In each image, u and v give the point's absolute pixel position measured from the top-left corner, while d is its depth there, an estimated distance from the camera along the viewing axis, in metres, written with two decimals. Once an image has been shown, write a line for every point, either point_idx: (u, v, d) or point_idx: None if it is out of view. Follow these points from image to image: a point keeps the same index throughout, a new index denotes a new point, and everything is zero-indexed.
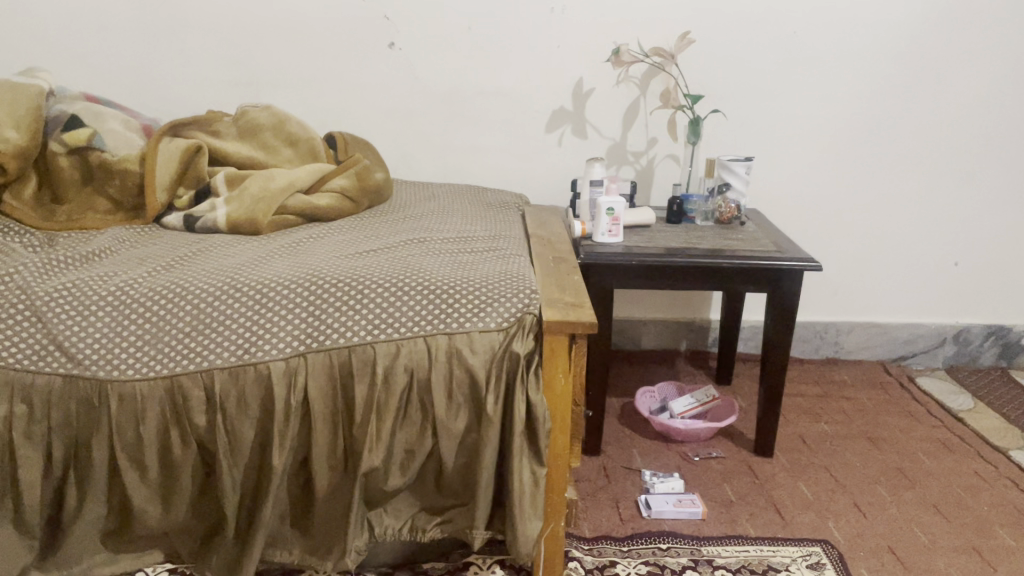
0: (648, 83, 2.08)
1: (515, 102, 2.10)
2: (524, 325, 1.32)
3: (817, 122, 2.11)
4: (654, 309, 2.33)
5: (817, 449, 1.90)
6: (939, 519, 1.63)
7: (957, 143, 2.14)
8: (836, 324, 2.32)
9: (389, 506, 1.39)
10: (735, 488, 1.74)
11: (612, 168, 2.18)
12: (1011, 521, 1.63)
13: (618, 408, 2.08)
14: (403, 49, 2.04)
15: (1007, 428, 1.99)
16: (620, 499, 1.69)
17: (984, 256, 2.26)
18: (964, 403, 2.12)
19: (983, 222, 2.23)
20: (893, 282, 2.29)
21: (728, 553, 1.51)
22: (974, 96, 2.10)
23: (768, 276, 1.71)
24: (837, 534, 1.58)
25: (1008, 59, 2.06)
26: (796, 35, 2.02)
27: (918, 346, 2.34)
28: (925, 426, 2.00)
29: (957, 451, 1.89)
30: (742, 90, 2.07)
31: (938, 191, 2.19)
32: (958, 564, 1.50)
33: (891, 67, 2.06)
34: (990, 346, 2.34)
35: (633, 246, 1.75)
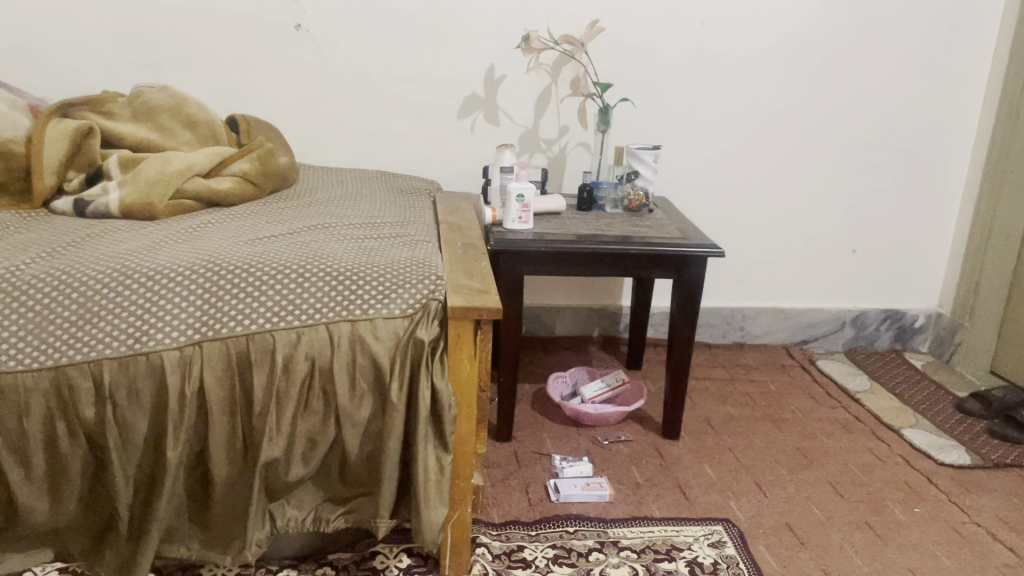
0: (559, 71, 2.09)
1: (426, 88, 2.08)
2: (428, 311, 1.31)
3: (725, 112, 2.16)
4: (567, 296, 2.35)
5: (722, 431, 1.95)
6: (835, 496, 1.70)
7: (857, 134, 2.23)
8: (743, 309, 2.38)
9: (292, 497, 1.36)
10: (643, 471, 1.77)
11: (525, 155, 2.17)
12: (903, 497, 1.70)
13: (530, 394, 2.09)
14: (310, 31, 1.99)
15: (900, 408, 2.08)
16: (530, 484, 1.70)
17: (879, 244, 2.36)
18: (861, 383, 2.21)
19: (879, 211, 2.32)
20: (796, 269, 2.36)
21: (633, 534, 1.54)
22: (873, 90, 2.19)
23: (672, 263, 1.75)
24: (738, 513, 1.63)
25: (903, 55, 2.16)
26: (704, 26, 2.07)
27: (820, 330, 2.42)
28: (825, 407, 2.08)
29: (854, 430, 1.97)
30: (651, 80, 2.10)
31: (839, 180, 2.27)
32: (852, 539, 1.55)
33: (796, 60, 2.13)
34: (886, 330, 2.44)
35: (543, 233, 1.76)
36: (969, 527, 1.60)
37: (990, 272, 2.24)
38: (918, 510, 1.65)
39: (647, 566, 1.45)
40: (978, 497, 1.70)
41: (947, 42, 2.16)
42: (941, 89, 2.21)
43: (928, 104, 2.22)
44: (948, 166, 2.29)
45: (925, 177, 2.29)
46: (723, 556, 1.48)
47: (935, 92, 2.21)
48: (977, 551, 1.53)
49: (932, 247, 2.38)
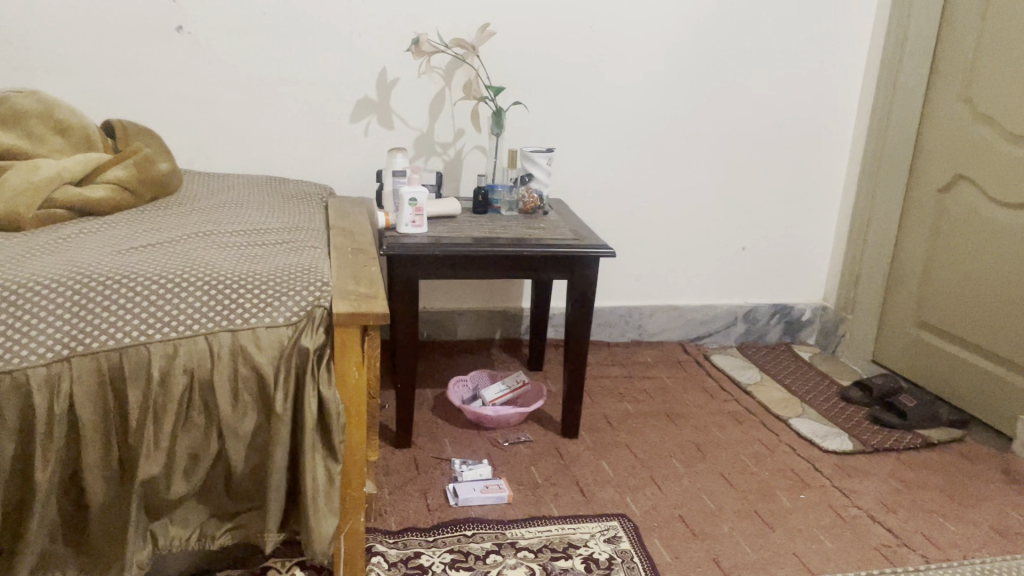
0: (451, 75, 2.09)
1: (317, 91, 2.04)
2: (313, 318, 1.28)
3: (617, 115, 2.20)
4: (467, 299, 2.34)
5: (620, 428, 1.98)
6: (726, 486, 1.75)
7: (743, 135, 2.30)
8: (640, 307, 2.42)
9: (175, 515, 1.31)
10: (542, 471, 1.78)
11: (420, 159, 2.16)
12: (790, 485, 1.76)
13: (431, 399, 2.07)
14: (193, 34, 1.94)
15: (788, 399, 2.16)
16: (429, 489, 1.69)
17: (767, 241, 2.45)
18: (752, 376, 2.28)
19: (766, 209, 2.41)
20: (690, 267, 2.42)
21: (530, 534, 1.55)
22: (757, 93, 2.27)
23: (566, 263, 1.77)
24: (633, 508, 1.66)
25: (783, 59, 2.25)
26: (594, 30, 2.11)
27: (714, 325, 2.49)
28: (717, 400, 2.15)
29: (744, 422, 2.04)
30: (543, 84, 2.12)
31: (728, 180, 2.34)
32: (741, 528, 1.60)
33: (684, 64, 2.19)
34: (776, 324, 2.53)
35: (436, 237, 1.76)
36: (851, 510, 1.67)
37: (868, 266, 2.35)
38: (803, 496, 1.72)
39: (544, 565, 1.46)
40: (859, 481, 1.78)
41: (823, 48, 2.27)
42: (819, 92, 2.31)
43: (808, 106, 2.32)
44: (828, 166, 2.40)
45: (807, 175, 2.39)
46: (618, 551, 1.51)
47: (814, 95, 2.31)
48: (857, 532, 1.60)
49: (815, 244, 2.48)
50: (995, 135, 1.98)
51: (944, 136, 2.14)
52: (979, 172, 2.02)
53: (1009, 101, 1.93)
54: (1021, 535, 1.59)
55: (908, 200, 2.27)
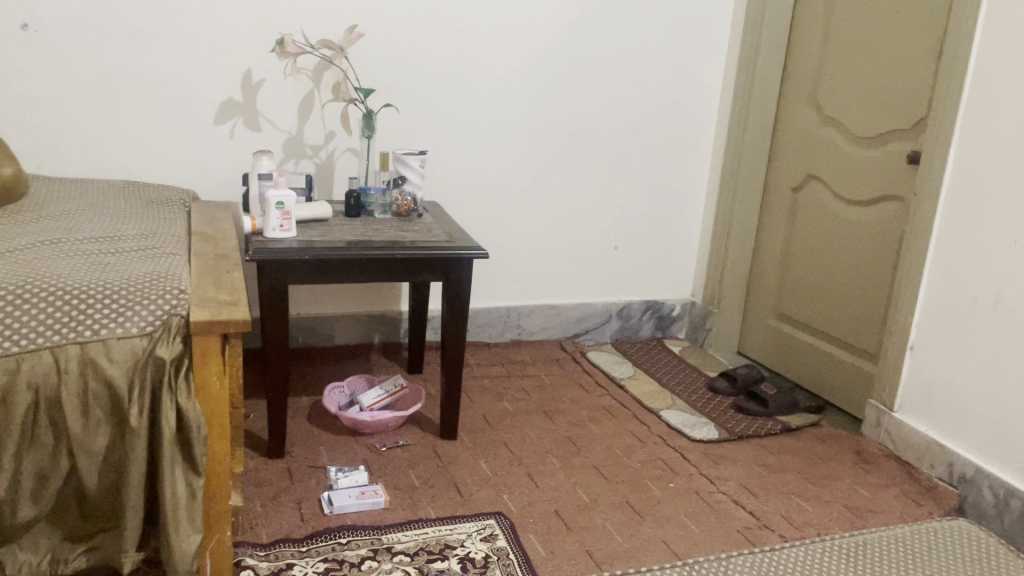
0: (320, 77, 2.06)
1: (179, 93, 1.97)
2: (169, 328, 1.23)
3: (489, 117, 2.22)
4: (343, 303, 2.31)
5: (497, 427, 2.00)
6: (600, 479, 1.80)
7: (612, 138, 2.37)
8: (518, 307, 2.44)
9: (24, 540, 1.25)
10: (419, 474, 1.77)
11: (289, 162, 2.11)
12: (660, 475, 1.82)
13: (307, 407, 2.03)
14: (40, 32, 1.83)
15: (660, 392, 2.23)
16: (303, 499, 1.65)
17: (638, 241, 2.52)
18: (626, 371, 2.35)
19: (637, 208, 2.48)
20: (567, 267, 2.47)
21: (407, 537, 1.54)
22: (624, 98, 2.35)
23: (439, 265, 1.77)
24: (510, 505, 1.68)
25: (646, 63, 2.34)
26: (464, 34, 2.13)
27: (590, 323, 2.54)
28: (593, 395, 2.20)
29: (618, 415, 2.09)
30: (415, 87, 2.12)
31: (599, 182, 2.41)
32: (613, 520, 1.65)
33: (553, 69, 2.24)
34: (648, 319, 2.61)
35: (305, 240, 1.72)
36: (716, 496, 1.75)
37: (732, 263, 2.46)
38: (672, 485, 1.78)
39: (420, 568, 1.45)
40: (724, 468, 1.87)
41: (685, 54, 2.37)
42: (682, 96, 2.41)
43: (672, 110, 2.41)
44: (692, 167, 2.50)
45: (674, 176, 2.49)
46: (494, 549, 1.52)
47: (677, 99, 2.41)
48: (721, 517, 1.67)
49: (684, 242, 2.58)
50: (840, 138, 2.12)
51: (796, 138, 2.27)
52: (827, 172, 2.16)
53: (852, 106, 2.07)
54: (868, 511, 1.70)
55: (766, 199, 2.40)
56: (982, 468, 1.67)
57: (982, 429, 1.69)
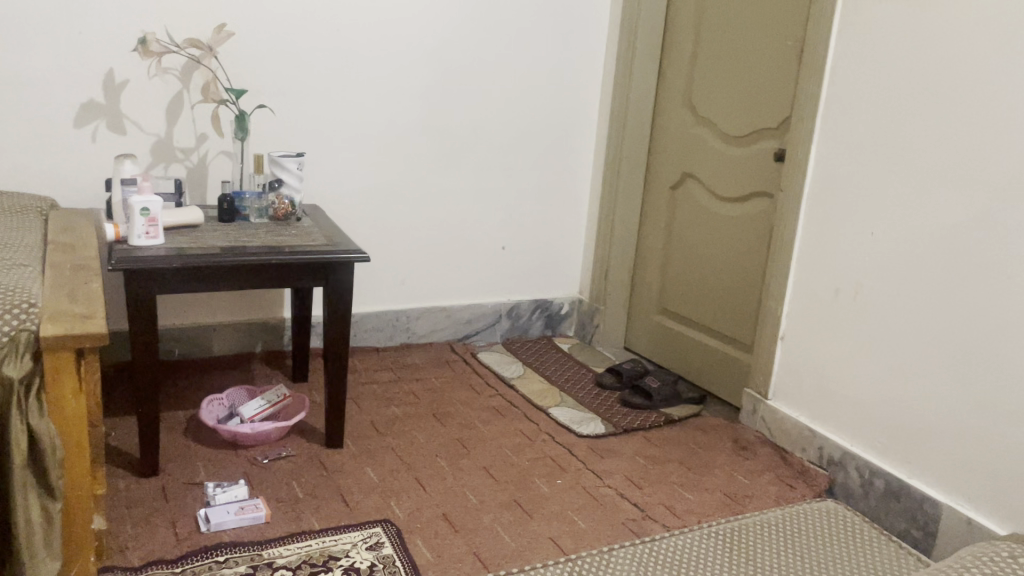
0: (188, 77, 1.98)
1: (33, 94, 1.85)
2: (17, 342, 1.14)
3: (370, 118, 2.19)
4: (221, 312, 2.23)
5: (385, 432, 1.95)
6: (489, 479, 1.79)
7: (495, 138, 2.38)
8: (405, 309, 2.38)
9: None
10: (303, 485, 1.72)
11: (158, 166, 2.01)
12: (547, 472, 1.84)
13: (183, 422, 1.94)
14: None
15: (549, 390, 2.25)
16: (178, 518, 1.58)
17: (525, 240, 2.54)
18: (515, 370, 2.35)
19: (523, 208, 2.50)
20: (456, 268, 2.44)
21: (289, 551, 1.49)
22: (506, 98, 2.36)
23: (318, 270, 1.73)
24: (397, 511, 1.65)
25: (526, 64, 2.36)
26: (341, 34, 2.09)
27: (480, 324, 2.52)
28: (483, 395, 2.19)
29: (508, 415, 2.09)
30: (291, 87, 2.07)
31: (484, 182, 2.41)
32: (500, 519, 1.64)
33: (434, 69, 2.23)
34: (537, 318, 2.62)
35: (174, 248, 1.64)
36: (602, 490, 1.78)
37: (616, 259, 2.51)
38: (559, 481, 1.80)
39: None
40: (610, 461, 1.90)
41: (564, 56, 2.40)
42: (562, 96, 2.44)
43: (554, 111, 2.45)
44: (575, 167, 2.54)
45: (558, 176, 2.52)
46: (379, 557, 1.49)
47: (557, 100, 2.44)
48: (606, 511, 1.69)
49: (570, 240, 2.62)
50: (713, 137, 2.19)
51: (673, 138, 2.34)
52: (702, 170, 2.23)
53: (723, 105, 2.15)
54: (745, 496, 1.76)
55: (647, 197, 2.46)
56: (848, 449, 1.76)
57: (847, 412, 1.77)
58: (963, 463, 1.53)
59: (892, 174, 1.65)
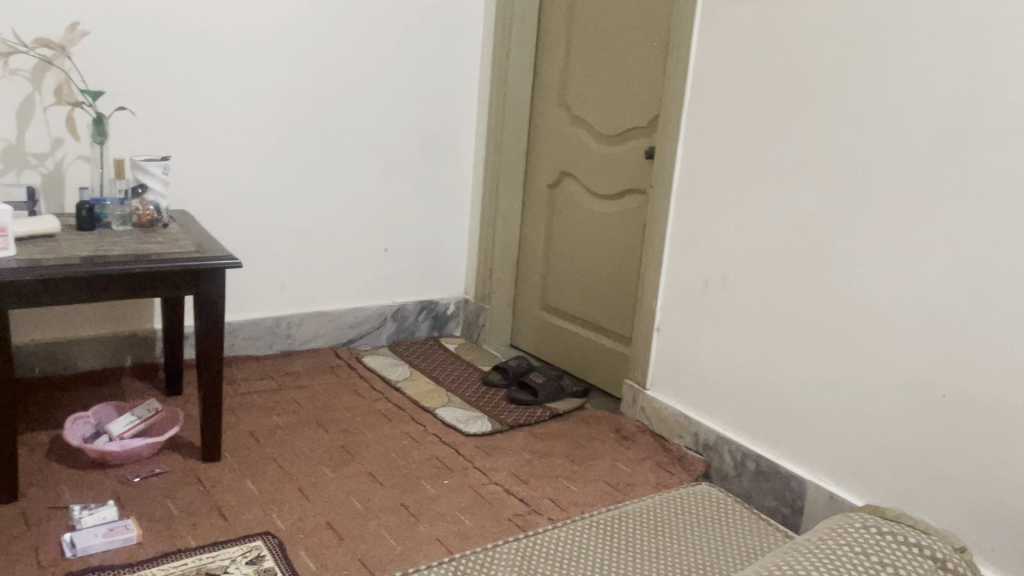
0: (40, 79, 1.87)
1: None
2: None
3: (242, 120, 2.12)
4: (85, 325, 2.12)
5: (266, 442, 1.90)
6: (374, 484, 1.77)
7: (374, 139, 2.36)
8: (285, 315, 2.33)
9: None
10: (179, 502, 1.65)
11: (8, 173, 1.89)
12: (433, 473, 1.83)
13: (45, 444, 1.83)
14: None
15: (435, 391, 2.24)
16: (40, 545, 1.49)
17: (407, 242, 2.52)
18: (401, 372, 2.33)
19: (404, 209, 2.48)
20: (338, 272, 2.40)
21: (162, 571, 1.43)
22: (383, 98, 2.34)
23: (188, 279, 1.67)
24: (279, 523, 1.61)
25: (403, 64, 2.35)
26: (208, 33, 2.02)
27: (364, 327, 2.48)
28: (368, 400, 2.16)
29: (394, 418, 2.07)
30: (155, 89, 1.98)
31: (364, 183, 2.38)
32: (386, 524, 1.63)
33: (307, 70, 2.19)
34: (423, 319, 2.61)
35: (27, 259, 1.54)
36: (489, 487, 1.79)
37: (500, 258, 2.54)
38: (445, 482, 1.80)
39: None
40: (497, 459, 1.91)
41: (439, 57, 2.42)
42: (440, 97, 2.46)
43: (433, 111, 2.45)
44: (456, 167, 2.55)
45: (439, 177, 2.52)
46: (260, 571, 1.45)
47: (435, 101, 2.45)
48: (492, 508, 1.70)
49: (453, 241, 2.62)
50: (588, 136, 2.25)
51: (550, 137, 2.38)
52: (578, 168, 2.28)
53: (596, 105, 2.20)
54: (627, 485, 1.81)
55: (528, 196, 2.49)
56: (722, 434, 1.83)
57: (721, 398, 1.85)
58: (825, 441, 1.62)
59: (753, 170, 1.73)
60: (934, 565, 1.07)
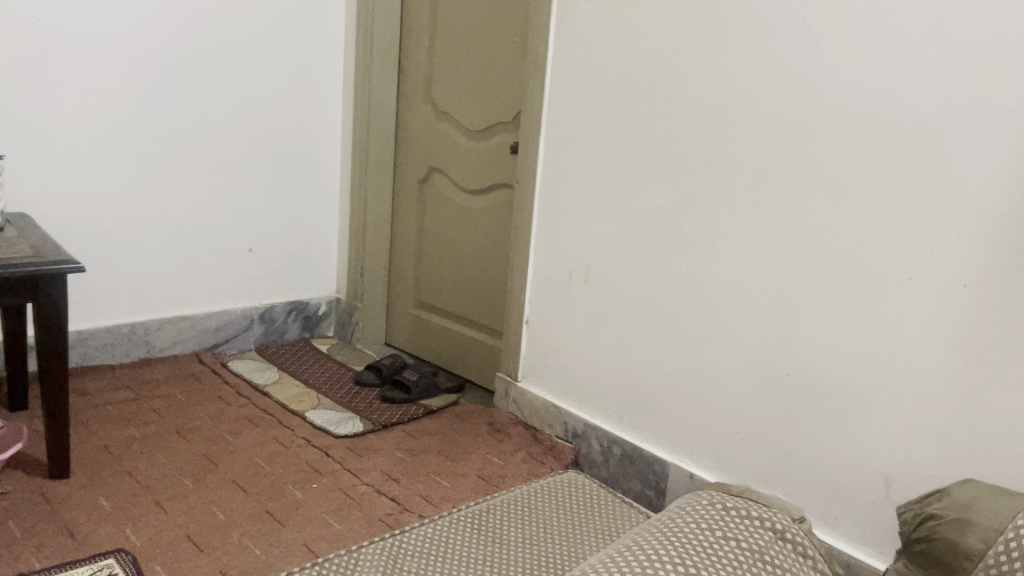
0: None
1: None
2: None
3: (88, 115, 2.00)
4: None
5: (121, 456, 1.80)
6: (238, 492, 1.71)
7: (233, 135, 2.29)
8: (143, 321, 2.22)
9: None
10: (22, 523, 1.53)
11: None
12: (301, 477, 1.79)
13: None
14: None
15: (305, 393, 2.19)
16: None
17: (272, 242, 2.46)
18: (270, 376, 2.27)
19: (269, 207, 2.42)
20: (199, 275, 2.31)
21: None
22: (242, 94, 2.28)
23: (25, 286, 1.54)
24: (134, 538, 1.52)
25: (262, 59, 2.30)
26: (44, 24, 1.89)
27: (230, 331, 2.40)
28: (234, 406, 2.09)
29: (261, 423, 2.02)
30: None
31: (225, 182, 2.30)
32: (250, 531, 1.57)
33: (158, 64, 2.09)
34: (293, 321, 2.55)
35: None
36: (358, 488, 1.76)
37: (371, 255, 2.51)
38: (313, 485, 1.76)
39: None
40: (368, 459, 1.89)
41: (300, 53, 2.38)
42: (303, 94, 2.42)
43: (295, 108, 2.41)
44: (322, 165, 2.53)
45: (304, 175, 2.49)
46: None
47: (297, 97, 2.41)
48: (362, 509, 1.68)
49: (322, 239, 2.59)
50: (453, 131, 2.25)
51: (417, 133, 2.39)
52: (445, 163, 2.29)
53: (460, 99, 2.21)
54: (499, 476, 1.83)
55: (397, 193, 2.49)
56: (590, 421, 1.87)
57: (586, 386, 1.90)
58: (685, 423, 1.68)
59: (610, 163, 1.77)
60: (774, 536, 1.12)
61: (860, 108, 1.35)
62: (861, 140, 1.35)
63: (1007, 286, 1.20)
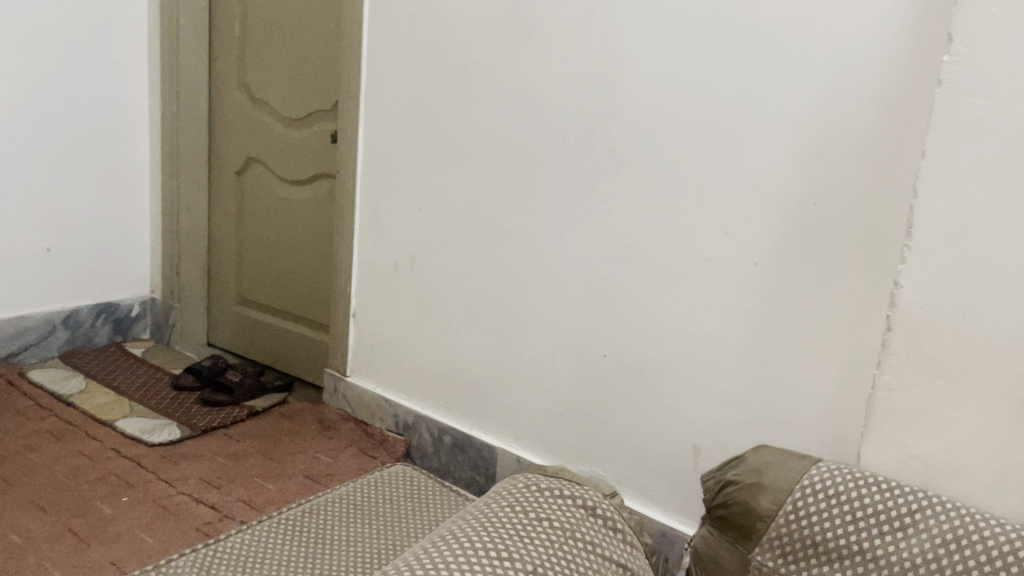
0: None
1: None
2: None
3: None
4: None
5: None
6: (37, 512, 1.57)
7: (25, 124, 2.09)
8: None
9: None
10: None
11: None
12: (110, 491, 1.67)
13: None
14: None
15: (116, 401, 2.05)
16: None
17: (74, 240, 2.27)
18: (76, 385, 2.10)
19: (69, 203, 2.24)
20: None
21: None
22: (33, 79, 2.08)
23: None
24: None
25: (56, 42, 2.11)
26: None
27: (28, 338, 2.20)
28: (33, 419, 1.92)
29: (64, 436, 1.86)
30: None
31: (16, 176, 2.10)
32: (49, 555, 1.44)
33: None
34: (103, 324, 2.38)
35: None
36: (175, 498, 1.66)
37: (188, 251, 2.38)
38: (124, 499, 1.64)
39: None
40: (186, 466, 1.79)
41: (99, 36, 2.21)
42: (105, 81, 2.25)
43: (96, 96, 2.24)
44: (129, 157, 2.36)
45: (109, 168, 2.32)
46: None
47: (97, 85, 2.24)
48: (179, 520, 1.59)
49: (132, 237, 2.43)
50: (271, 120, 2.17)
51: (234, 122, 2.28)
52: (264, 153, 2.20)
53: (277, 87, 2.13)
54: (326, 475, 1.78)
55: (215, 185, 2.37)
56: (420, 413, 1.86)
57: (416, 377, 1.88)
58: (511, 408, 1.70)
59: (429, 151, 1.76)
60: (585, 513, 1.16)
61: (659, 98, 1.40)
62: (662, 127, 1.41)
63: (792, 264, 1.30)
